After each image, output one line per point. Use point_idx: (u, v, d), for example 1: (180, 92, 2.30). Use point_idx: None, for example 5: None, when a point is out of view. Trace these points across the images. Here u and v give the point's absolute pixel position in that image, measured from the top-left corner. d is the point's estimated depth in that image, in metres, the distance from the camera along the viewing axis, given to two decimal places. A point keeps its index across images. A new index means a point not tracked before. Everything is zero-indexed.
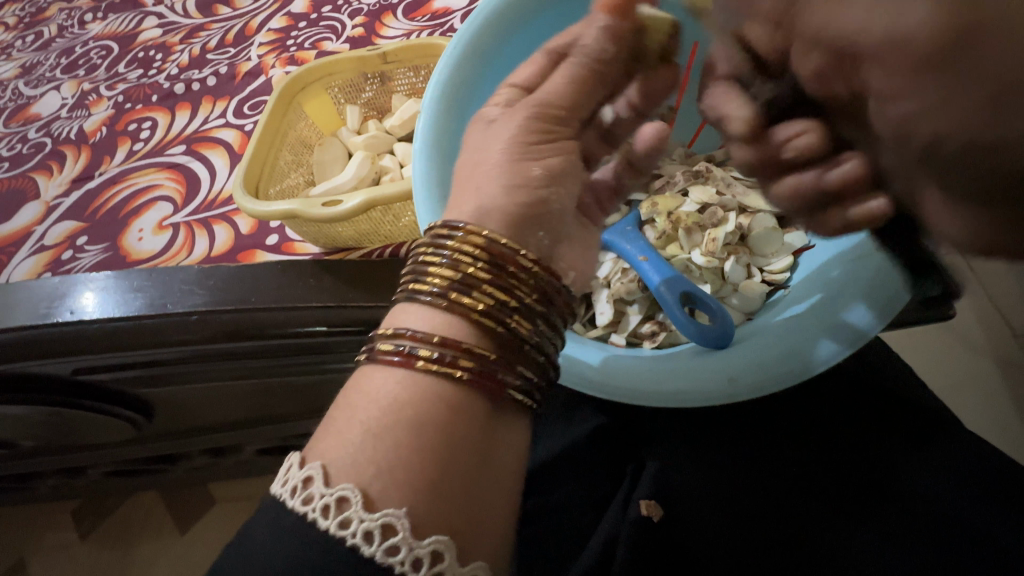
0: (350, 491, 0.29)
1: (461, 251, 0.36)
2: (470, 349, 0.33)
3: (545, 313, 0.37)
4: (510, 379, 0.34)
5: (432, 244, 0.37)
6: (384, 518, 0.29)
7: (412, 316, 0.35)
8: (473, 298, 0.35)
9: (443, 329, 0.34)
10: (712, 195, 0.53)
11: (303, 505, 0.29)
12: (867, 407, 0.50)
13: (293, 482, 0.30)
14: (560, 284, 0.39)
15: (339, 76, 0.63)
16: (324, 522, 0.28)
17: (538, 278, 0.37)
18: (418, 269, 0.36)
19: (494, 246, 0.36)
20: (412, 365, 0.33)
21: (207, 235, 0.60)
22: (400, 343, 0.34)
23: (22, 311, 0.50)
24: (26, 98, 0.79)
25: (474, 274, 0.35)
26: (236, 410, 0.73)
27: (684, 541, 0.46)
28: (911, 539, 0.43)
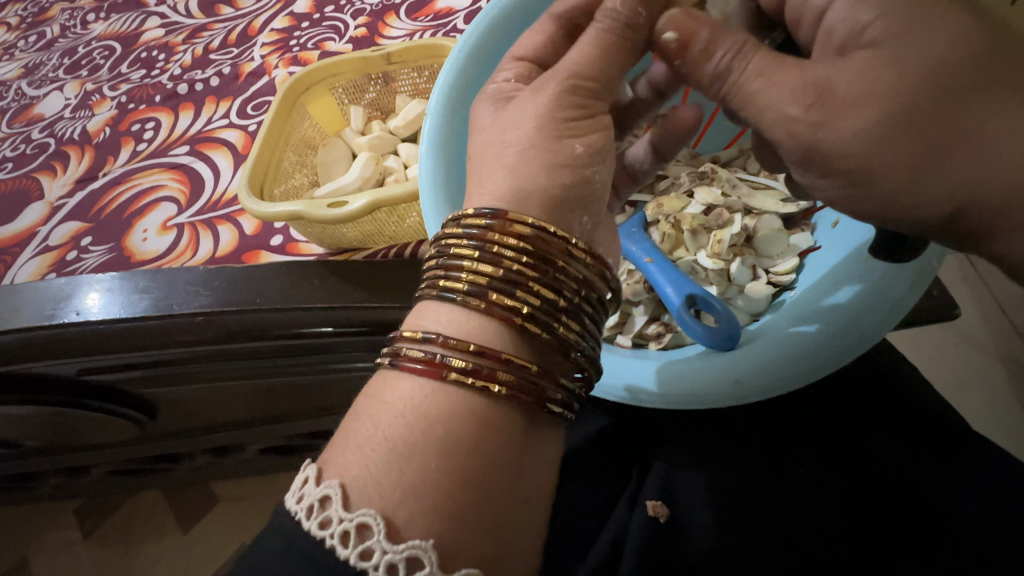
0: (371, 517, 0.29)
1: (501, 244, 0.35)
2: (510, 360, 0.33)
3: (588, 312, 0.37)
4: (552, 393, 0.34)
5: (469, 237, 0.36)
6: (409, 549, 0.29)
7: (443, 319, 0.35)
8: (515, 299, 0.34)
9: (480, 336, 0.34)
10: (718, 197, 0.54)
11: (320, 529, 0.29)
12: (871, 407, 0.50)
13: (310, 502, 0.30)
14: (602, 276, 0.38)
15: (344, 76, 0.63)
16: (343, 550, 0.28)
17: (581, 274, 0.36)
18: (452, 264, 0.36)
19: (539, 237, 0.35)
20: (442, 375, 0.33)
21: (211, 235, 0.60)
22: (430, 350, 0.33)
23: (28, 313, 0.50)
24: (29, 98, 0.79)
25: (518, 272, 0.34)
26: (239, 410, 0.73)
27: (689, 542, 0.46)
28: (915, 539, 0.43)
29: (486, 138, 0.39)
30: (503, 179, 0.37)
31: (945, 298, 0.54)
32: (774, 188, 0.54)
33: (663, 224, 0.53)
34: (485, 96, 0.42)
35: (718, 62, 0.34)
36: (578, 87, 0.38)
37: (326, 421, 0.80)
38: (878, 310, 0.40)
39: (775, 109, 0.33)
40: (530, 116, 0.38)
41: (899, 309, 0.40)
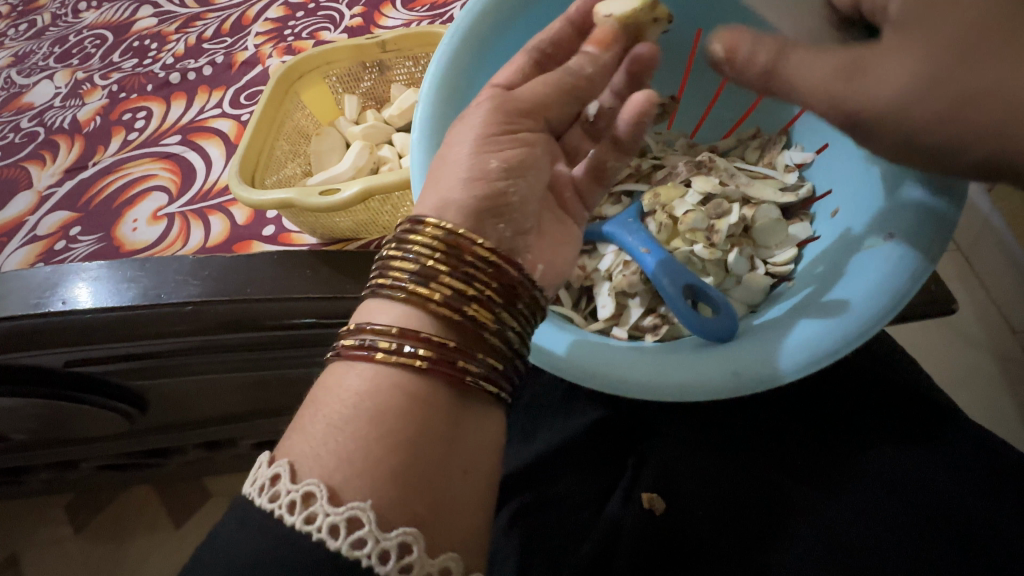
0: (316, 486, 0.29)
1: (413, 245, 0.36)
2: (429, 338, 0.33)
3: (507, 305, 0.36)
4: (470, 364, 0.34)
5: (394, 240, 0.37)
6: (350, 511, 0.28)
7: (372, 312, 0.36)
8: (428, 289, 0.35)
9: (405, 321, 0.35)
10: (715, 186, 0.53)
11: (270, 503, 0.29)
12: (870, 398, 0.49)
13: (261, 481, 0.30)
14: (517, 271, 0.37)
15: (337, 65, 0.63)
16: (289, 518, 0.28)
17: (490, 262, 0.36)
18: (380, 265, 0.37)
19: (450, 238, 0.36)
20: (372, 356, 0.33)
21: (202, 225, 0.59)
22: (360, 338, 0.34)
23: (13, 301, 0.49)
24: (19, 87, 0.78)
25: (432, 267, 0.35)
26: (231, 403, 0.72)
27: (684, 532, 0.46)
28: (907, 530, 0.43)
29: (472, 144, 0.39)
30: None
31: (944, 291, 0.54)
32: (773, 177, 0.54)
33: (660, 213, 0.53)
34: None
35: (762, 63, 0.31)
36: None
37: None
38: (877, 299, 0.39)
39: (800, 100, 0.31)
40: None
41: (899, 300, 0.39)
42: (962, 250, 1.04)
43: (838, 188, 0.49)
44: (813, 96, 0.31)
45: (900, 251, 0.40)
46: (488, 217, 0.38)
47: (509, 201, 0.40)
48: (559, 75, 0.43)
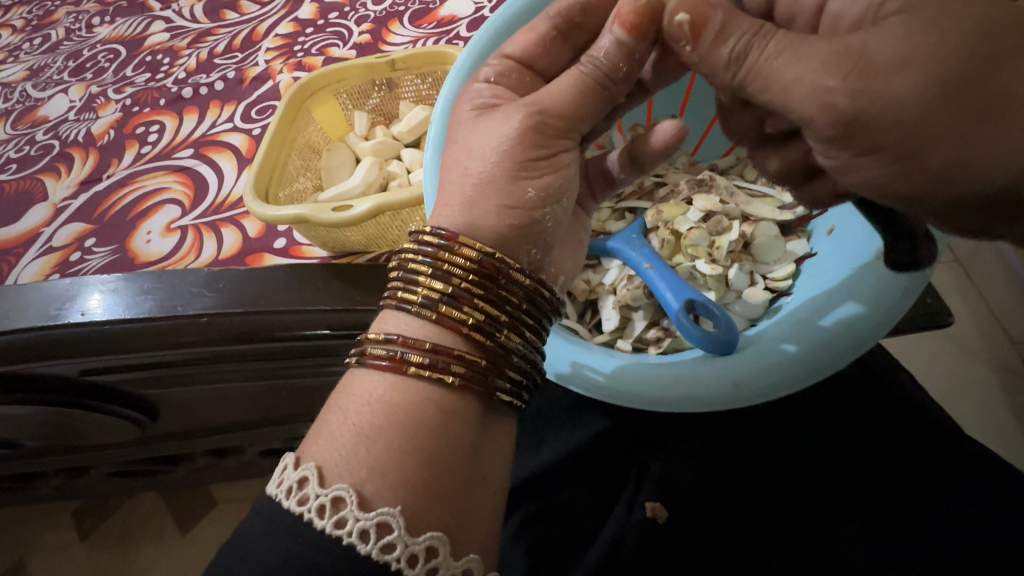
0: (345, 491, 0.30)
1: (450, 263, 0.36)
2: (462, 356, 0.35)
3: (532, 323, 0.38)
4: (500, 383, 0.36)
5: (422, 254, 0.37)
6: (380, 516, 0.30)
7: (402, 322, 0.37)
8: (463, 311, 0.35)
9: (434, 337, 0.36)
10: (716, 203, 0.54)
11: (298, 506, 0.30)
12: (865, 410, 0.51)
13: (288, 483, 0.31)
14: (548, 293, 0.39)
15: (347, 82, 0.64)
16: (319, 522, 0.29)
17: (525, 286, 0.37)
18: (408, 277, 0.37)
19: (486, 259, 0.36)
20: (402, 370, 0.34)
21: (215, 238, 0.60)
22: (391, 348, 0.35)
23: (33, 312, 0.50)
24: (34, 100, 0.80)
25: (465, 288, 0.36)
26: (239, 411, 0.73)
27: (688, 541, 0.47)
28: (903, 538, 0.44)
29: (480, 158, 0.40)
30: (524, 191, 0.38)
31: (940, 305, 0.56)
32: (771, 196, 0.56)
33: (662, 230, 0.54)
34: (474, 104, 0.43)
35: (731, 48, 0.35)
36: (560, 107, 0.40)
37: None
38: (872, 314, 0.41)
39: (790, 99, 0.33)
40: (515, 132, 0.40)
41: (893, 315, 0.41)
42: (960, 262, 1.05)
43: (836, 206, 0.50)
44: (813, 114, 0.32)
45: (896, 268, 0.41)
46: (522, 243, 0.39)
47: (543, 229, 0.40)
48: (584, 71, 0.40)
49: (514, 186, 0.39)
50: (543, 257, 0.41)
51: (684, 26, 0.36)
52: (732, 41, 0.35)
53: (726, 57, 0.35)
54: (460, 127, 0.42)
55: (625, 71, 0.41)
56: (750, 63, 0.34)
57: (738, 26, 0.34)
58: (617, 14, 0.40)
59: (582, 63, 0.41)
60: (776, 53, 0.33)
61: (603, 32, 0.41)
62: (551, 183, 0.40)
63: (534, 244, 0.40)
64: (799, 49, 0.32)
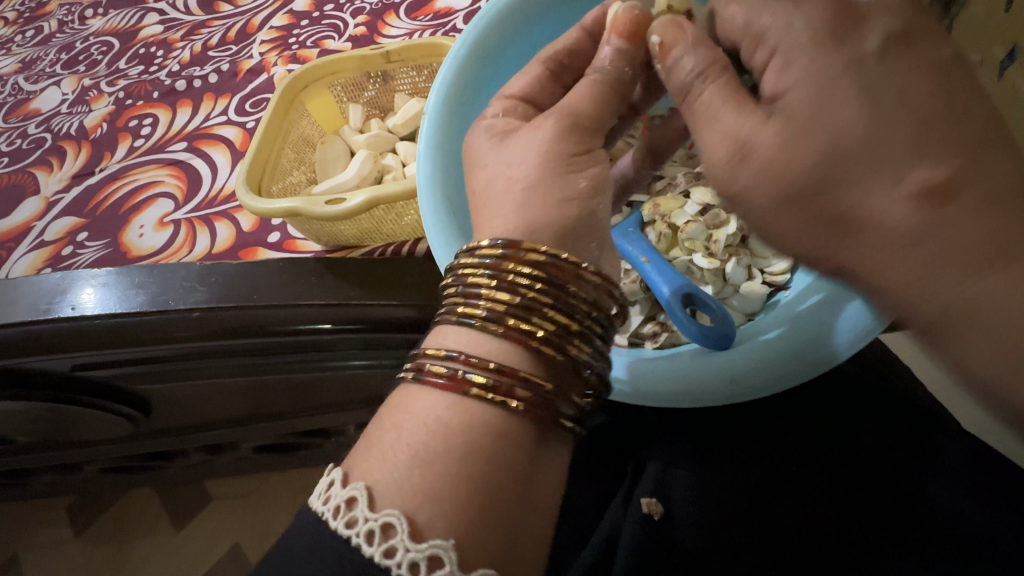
0: (396, 517, 0.29)
1: (514, 273, 0.35)
2: (529, 376, 0.33)
3: (601, 333, 0.36)
4: (568, 404, 0.34)
5: (483, 265, 0.35)
6: (431, 549, 0.29)
7: (463, 337, 0.35)
8: (531, 323, 0.34)
9: (499, 355, 0.34)
10: (714, 197, 0.54)
11: (346, 528, 0.30)
12: (862, 406, 0.50)
13: (336, 502, 0.31)
14: (619, 296, 0.37)
15: (342, 75, 0.63)
16: (368, 549, 0.29)
17: (592, 293, 0.36)
18: (469, 290, 0.36)
19: (552, 265, 0.35)
20: (464, 391, 0.33)
21: (208, 232, 0.60)
22: (452, 366, 0.33)
23: (23, 308, 0.49)
24: (26, 93, 0.79)
25: (533, 299, 0.34)
26: (234, 407, 0.73)
27: (679, 539, 0.46)
28: (897, 534, 0.44)
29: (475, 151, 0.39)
30: (521, 182, 0.37)
31: None
32: None
33: (659, 223, 0.54)
34: None
35: (688, 70, 0.34)
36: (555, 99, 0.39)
37: (321, 419, 0.80)
38: None
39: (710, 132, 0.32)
40: None
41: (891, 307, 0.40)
42: None
43: None
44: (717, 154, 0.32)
45: None
46: (584, 237, 0.37)
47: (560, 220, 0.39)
48: (594, 79, 0.40)
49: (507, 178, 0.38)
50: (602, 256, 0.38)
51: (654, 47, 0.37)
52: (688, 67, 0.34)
53: (681, 80, 0.34)
54: None
55: (631, 74, 0.41)
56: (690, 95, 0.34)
57: (701, 54, 0.34)
58: (612, 27, 0.41)
59: (590, 73, 0.41)
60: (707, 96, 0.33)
61: (602, 45, 0.42)
62: (601, 176, 0.38)
63: (596, 239, 0.38)
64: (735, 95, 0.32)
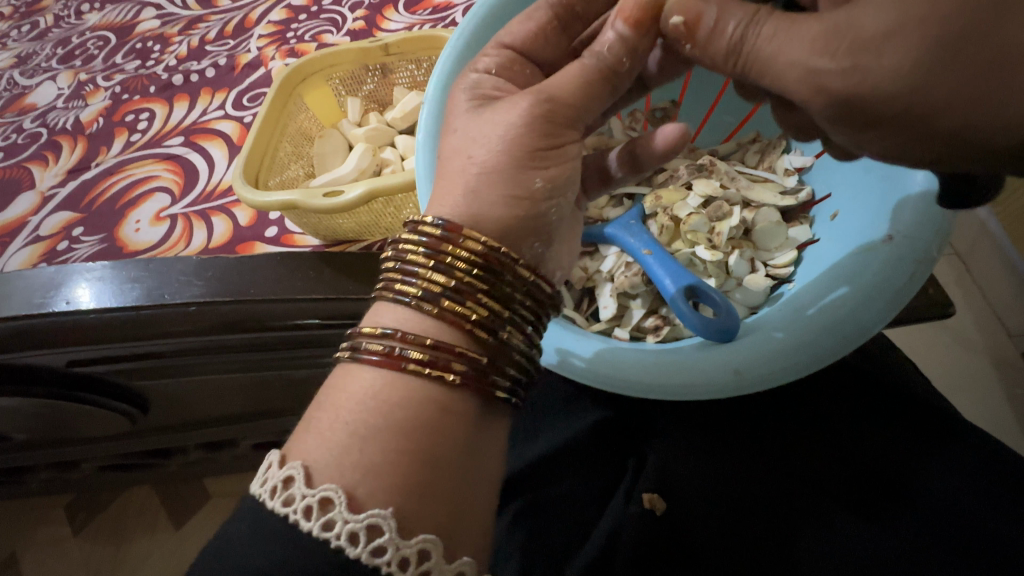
0: (334, 492, 0.29)
1: (453, 255, 0.35)
2: (463, 354, 0.33)
3: (532, 320, 0.37)
4: (500, 380, 0.34)
5: (422, 245, 0.35)
6: (370, 518, 0.28)
7: (399, 316, 0.35)
8: (465, 306, 0.34)
9: (434, 333, 0.34)
10: (716, 188, 0.53)
11: (283, 507, 0.29)
12: (868, 400, 0.50)
13: (272, 483, 0.30)
14: (549, 288, 0.38)
15: (340, 68, 0.63)
16: (306, 524, 0.28)
17: (529, 283, 0.37)
18: (407, 269, 0.35)
19: (488, 253, 0.35)
20: (400, 366, 0.33)
21: (205, 226, 0.59)
22: (389, 344, 0.33)
23: (17, 301, 0.49)
24: (21, 87, 0.79)
25: (467, 282, 0.35)
26: (231, 403, 0.72)
27: (685, 533, 0.46)
28: (899, 528, 0.44)
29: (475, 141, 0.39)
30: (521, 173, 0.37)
31: (942, 295, 0.55)
32: (773, 181, 0.55)
33: (661, 215, 0.53)
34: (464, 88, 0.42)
35: (732, 32, 0.33)
36: (557, 88, 0.38)
37: None
38: (876, 298, 0.40)
39: (784, 80, 0.32)
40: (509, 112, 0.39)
41: (898, 300, 0.40)
42: (959, 254, 1.04)
43: (838, 192, 0.49)
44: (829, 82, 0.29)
45: (899, 252, 0.40)
46: (526, 236, 0.38)
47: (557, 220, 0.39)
48: (585, 64, 0.39)
49: (508, 168, 0.37)
50: (545, 253, 0.40)
51: (680, 29, 0.35)
52: (729, 28, 0.33)
53: (727, 39, 0.33)
54: (453, 112, 0.41)
55: (626, 64, 0.39)
56: (746, 47, 0.33)
57: (734, 11, 0.33)
58: (619, 9, 0.38)
59: (585, 56, 0.39)
60: (769, 37, 0.32)
61: (606, 26, 0.39)
62: (558, 173, 0.39)
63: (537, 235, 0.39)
64: (790, 29, 0.31)
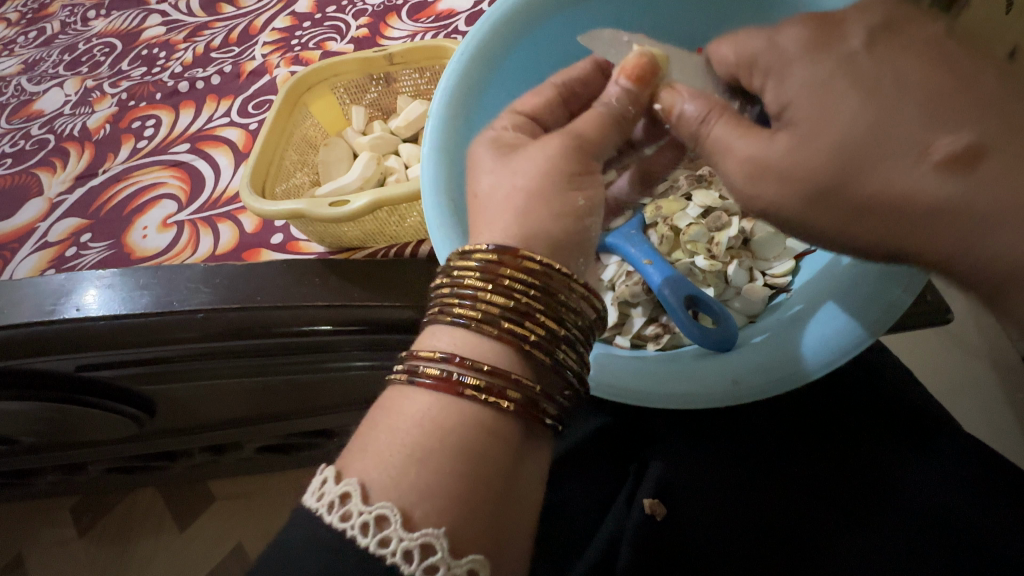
0: (389, 509, 0.29)
1: (510, 275, 0.35)
2: (519, 379, 0.33)
3: (584, 342, 0.37)
4: (550, 407, 0.34)
5: (478, 266, 0.36)
6: (424, 537, 0.28)
7: (454, 340, 0.35)
8: (524, 327, 0.34)
9: (491, 357, 0.34)
10: (715, 199, 0.54)
11: (339, 522, 0.29)
12: (866, 407, 0.50)
13: (329, 497, 0.29)
14: (599, 308, 0.39)
15: (345, 77, 0.64)
16: (362, 540, 0.28)
17: (582, 303, 0.37)
18: (463, 291, 0.36)
19: (543, 273, 0.36)
20: (458, 392, 0.33)
21: (211, 233, 0.60)
22: (447, 368, 0.33)
23: (29, 308, 0.50)
24: (29, 94, 0.79)
25: (527, 303, 0.35)
26: (236, 407, 0.73)
27: (684, 538, 0.47)
28: (893, 533, 0.45)
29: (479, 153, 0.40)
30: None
31: (939, 302, 0.55)
32: None
33: (661, 225, 0.54)
34: None
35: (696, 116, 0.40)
36: None
37: (323, 418, 0.80)
38: (870, 310, 0.40)
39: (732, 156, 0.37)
40: None
41: (891, 312, 0.40)
42: None
43: None
44: None
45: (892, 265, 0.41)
46: (571, 248, 0.39)
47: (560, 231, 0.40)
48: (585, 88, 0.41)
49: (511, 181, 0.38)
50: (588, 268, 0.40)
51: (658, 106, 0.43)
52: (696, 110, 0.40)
53: (691, 124, 0.40)
54: None
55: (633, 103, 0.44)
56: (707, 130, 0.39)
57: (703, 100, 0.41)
58: (620, 69, 0.45)
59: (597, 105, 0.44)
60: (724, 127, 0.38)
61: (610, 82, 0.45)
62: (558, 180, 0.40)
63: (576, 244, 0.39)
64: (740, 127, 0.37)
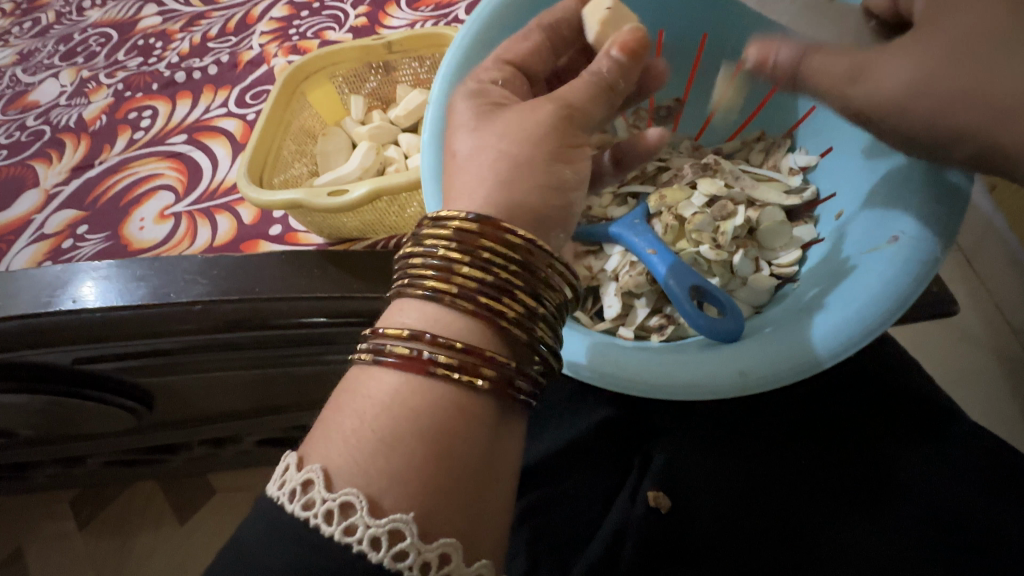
0: (355, 496, 0.29)
1: (487, 250, 0.34)
2: (493, 356, 0.33)
3: (560, 317, 0.37)
4: (526, 384, 0.34)
5: (455, 239, 0.35)
6: (392, 523, 0.28)
7: (427, 315, 0.34)
8: (498, 303, 0.34)
9: (463, 335, 0.33)
10: (721, 188, 0.53)
11: (303, 511, 0.29)
12: (874, 399, 0.50)
13: (292, 486, 0.30)
14: (577, 282, 0.38)
15: (343, 65, 0.63)
16: (327, 528, 0.28)
17: (561, 278, 0.36)
18: (438, 264, 0.35)
19: (523, 246, 0.35)
20: (429, 372, 0.32)
21: (209, 225, 0.59)
22: (415, 347, 0.32)
23: (24, 300, 0.49)
24: (24, 85, 0.78)
25: (503, 278, 0.34)
26: (235, 400, 0.72)
27: (689, 531, 0.46)
28: (902, 527, 0.44)
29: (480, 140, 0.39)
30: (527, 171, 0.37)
31: (946, 293, 0.55)
32: (778, 179, 0.55)
33: (666, 215, 0.53)
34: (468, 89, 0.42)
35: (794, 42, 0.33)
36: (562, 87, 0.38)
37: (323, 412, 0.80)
38: (882, 298, 0.39)
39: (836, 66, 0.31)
40: (515, 112, 0.38)
41: (902, 301, 0.39)
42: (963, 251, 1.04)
43: (843, 191, 0.49)
44: None
45: (905, 253, 0.40)
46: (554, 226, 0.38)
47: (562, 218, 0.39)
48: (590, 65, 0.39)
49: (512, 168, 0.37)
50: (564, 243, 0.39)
51: None
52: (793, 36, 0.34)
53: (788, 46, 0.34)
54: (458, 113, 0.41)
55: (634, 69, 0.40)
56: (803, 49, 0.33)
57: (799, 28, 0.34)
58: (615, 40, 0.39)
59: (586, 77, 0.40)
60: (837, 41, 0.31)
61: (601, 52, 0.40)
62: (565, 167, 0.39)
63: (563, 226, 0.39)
64: None
